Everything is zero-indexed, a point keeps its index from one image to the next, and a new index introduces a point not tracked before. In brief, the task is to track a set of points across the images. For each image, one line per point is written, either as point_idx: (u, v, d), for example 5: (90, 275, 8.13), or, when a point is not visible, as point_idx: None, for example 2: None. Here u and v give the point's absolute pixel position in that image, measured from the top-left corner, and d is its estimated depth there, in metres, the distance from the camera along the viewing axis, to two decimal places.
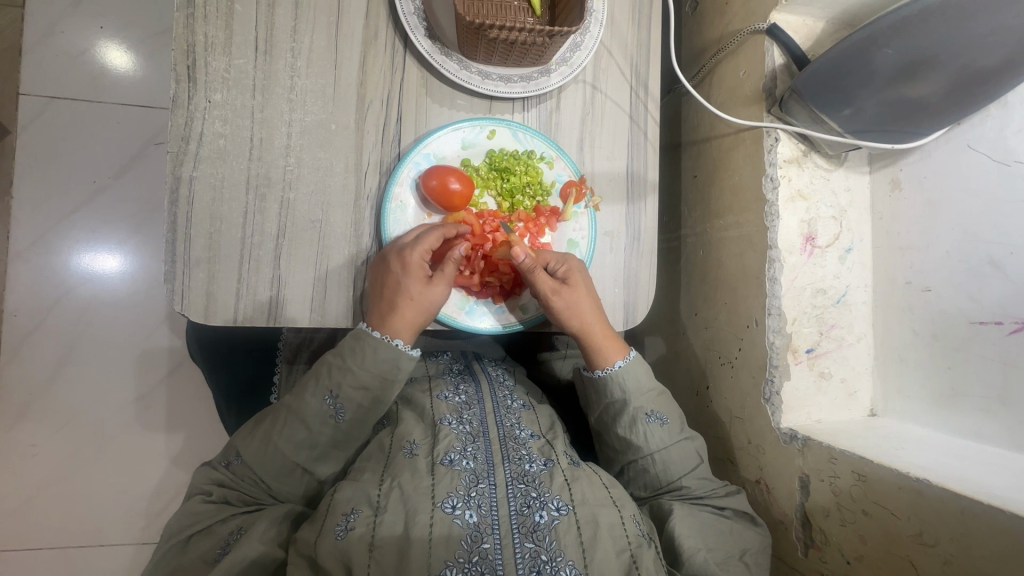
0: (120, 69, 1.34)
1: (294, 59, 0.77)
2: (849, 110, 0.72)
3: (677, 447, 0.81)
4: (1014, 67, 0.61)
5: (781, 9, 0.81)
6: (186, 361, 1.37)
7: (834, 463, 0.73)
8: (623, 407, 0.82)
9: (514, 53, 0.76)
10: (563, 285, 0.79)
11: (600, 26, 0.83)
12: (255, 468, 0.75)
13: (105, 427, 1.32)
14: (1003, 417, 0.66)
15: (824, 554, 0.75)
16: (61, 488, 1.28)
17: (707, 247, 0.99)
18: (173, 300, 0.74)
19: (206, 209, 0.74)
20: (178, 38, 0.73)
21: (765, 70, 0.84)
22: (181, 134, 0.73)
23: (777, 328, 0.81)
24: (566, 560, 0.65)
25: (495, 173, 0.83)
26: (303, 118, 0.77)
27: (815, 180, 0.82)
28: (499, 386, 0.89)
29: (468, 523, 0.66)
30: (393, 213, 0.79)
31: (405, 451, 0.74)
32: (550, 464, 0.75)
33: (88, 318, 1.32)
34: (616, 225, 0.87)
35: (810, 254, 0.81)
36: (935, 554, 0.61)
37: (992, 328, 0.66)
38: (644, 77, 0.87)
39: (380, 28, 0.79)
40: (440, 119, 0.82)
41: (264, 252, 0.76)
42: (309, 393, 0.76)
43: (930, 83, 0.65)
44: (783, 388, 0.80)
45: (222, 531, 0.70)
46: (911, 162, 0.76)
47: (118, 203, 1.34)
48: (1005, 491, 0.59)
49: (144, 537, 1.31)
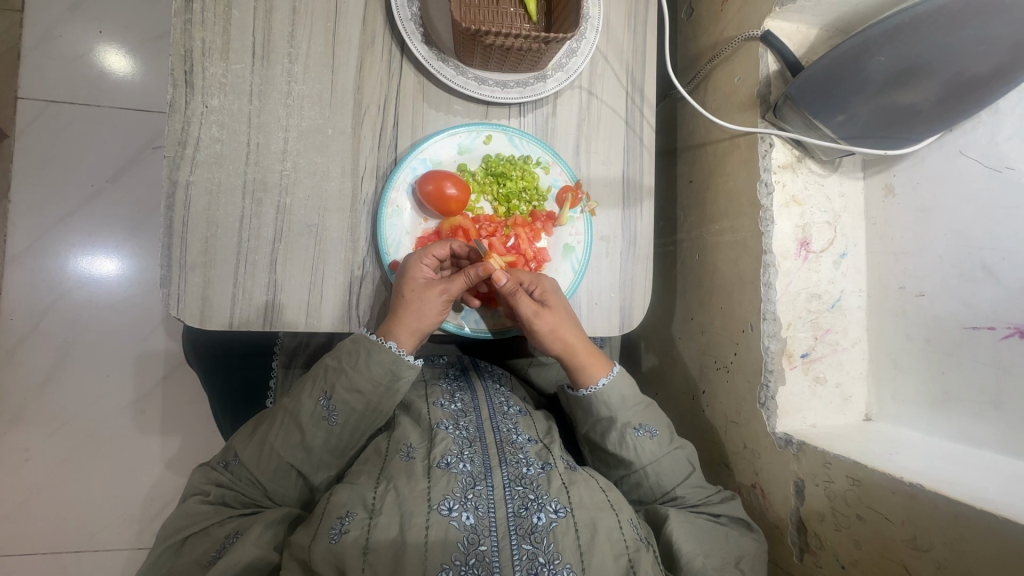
0: (119, 74, 1.34)
1: (292, 65, 0.77)
2: (842, 116, 0.72)
3: (669, 458, 0.81)
4: (1004, 75, 0.62)
5: (776, 16, 0.81)
6: (182, 365, 1.37)
7: (829, 467, 0.73)
8: (611, 423, 0.82)
9: (510, 60, 0.77)
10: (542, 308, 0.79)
11: (596, 31, 0.83)
12: (250, 469, 0.75)
13: (101, 430, 1.31)
14: (997, 420, 0.66)
15: (819, 559, 0.75)
16: (56, 491, 1.28)
17: (702, 251, 0.99)
18: (169, 305, 0.74)
19: (203, 213, 0.74)
20: (176, 44, 0.74)
21: (760, 76, 0.84)
22: (179, 138, 0.73)
23: (772, 332, 0.81)
24: (564, 562, 0.65)
25: (492, 178, 0.84)
26: (300, 122, 0.77)
27: (810, 185, 0.82)
28: (495, 392, 0.89)
29: (465, 525, 0.66)
30: (390, 218, 0.79)
31: (402, 455, 0.74)
32: (548, 466, 0.75)
33: (85, 321, 1.32)
34: (612, 229, 0.88)
35: (805, 259, 0.81)
36: (929, 558, 0.61)
37: (986, 333, 0.67)
38: (640, 83, 0.88)
39: (377, 34, 0.80)
40: (437, 124, 0.83)
41: (260, 256, 0.76)
42: (305, 394, 0.77)
43: (923, 90, 0.65)
44: (778, 393, 0.80)
45: (218, 534, 0.70)
46: (904, 168, 0.77)
47: (115, 206, 1.35)
48: (998, 495, 0.59)
49: (139, 542, 1.30)
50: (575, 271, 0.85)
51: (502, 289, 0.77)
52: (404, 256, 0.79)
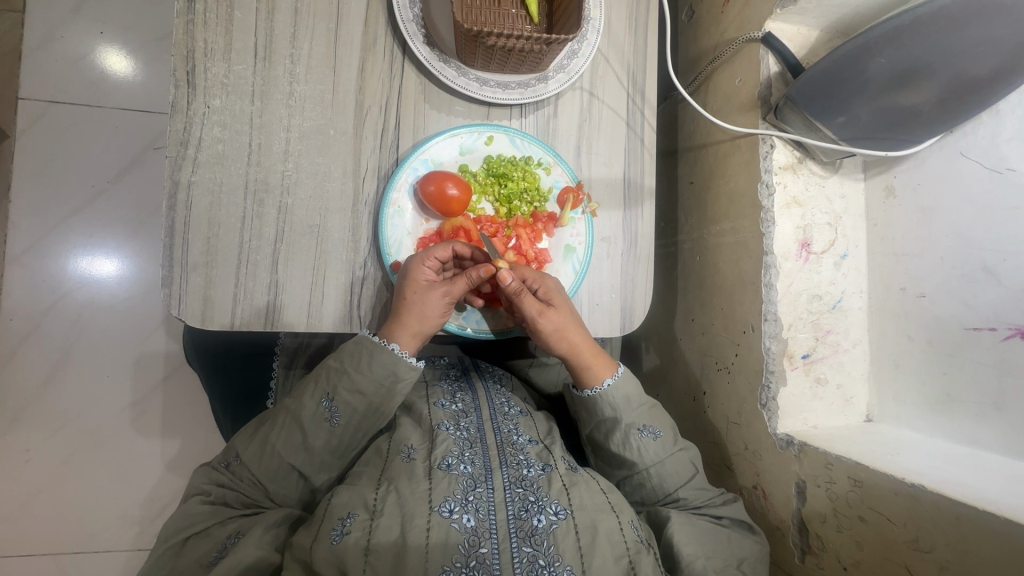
0: (120, 74, 1.34)
1: (293, 65, 0.77)
2: (843, 118, 0.72)
3: (672, 459, 0.81)
4: (1004, 77, 0.62)
5: (777, 17, 0.82)
6: (182, 365, 1.37)
7: (830, 468, 0.73)
8: (615, 423, 0.82)
9: (511, 61, 0.77)
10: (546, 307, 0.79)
11: (597, 33, 0.83)
12: (252, 469, 0.75)
13: (101, 431, 1.31)
14: (998, 421, 0.66)
15: (820, 560, 0.75)
16: (56, 492, 1.28)
17: (703, 252, 1.00)
18: (170, 305, 0.74)
19: (204, 213, 0.74)
20: (178, 44, 0.74)
21: (761, 77, 0.85)
22: (180, 139, 0.74)
23: (773, 333, 0.81)
24: (564, 564, 0.65)
25: (493, 178, 0.84)
26: (302, 123, 0.78)
27: (810, 187, 0.82)
28: (496, 393, 0.89)
29: (466, 527, 0.66)
30: (391, 218, 0.79)
31: (403, 456, 0.74)
32: (549, 468, 0.75)
33: (85, 322, 1.32)
34: (613, 230, 0.88)
35: (806, 260, 0.81)
36: (931, 559, 0.61)
37: (987, 334, 0.67)
38: (641, 84, 0.88)
39: (379, 34, 0.80)
40: (439, 125, 0.83)
41: (261, 257, 0.76)
42: (307, 395, 0.77)
43: (924, 91, 0.65)
44: (779, 394, 0.80)
45: (220, 534, 0.70)
46: (905, 169, 0.77)
47: (115, 207, 1.35)
48: (999, 496, 0.59)
49: (138, 543, 1.30)
50: (576, 272, 0.85)
51: (506, 288, 0.76)
52: (405, 257, 0.80)
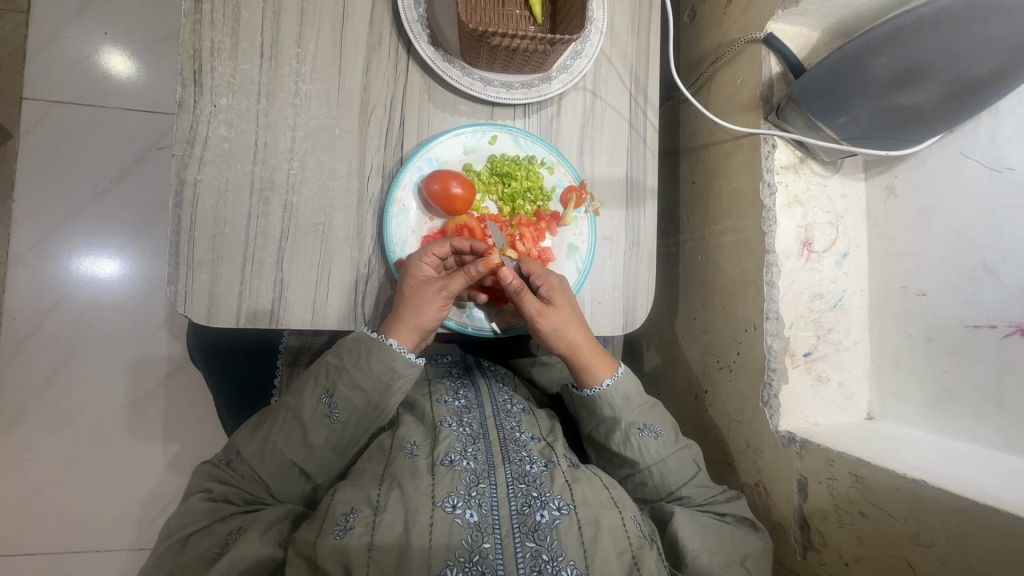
0: (124, 75, 1.35)
1: (299, 64, 0.78)
2: (844, 117, 0.73)
3: (674, 457, 0.82)
4: (1003, 77, 0.63)
5: (779, 18, 0.82)
6: (184, 365, 1.37)
7: (831, 464, 0.73)
8: (615, 422, 0.83)
9: (516, 61, 0.77)
10: (546, 306, 0.79)
11: (600, 34, 0.84)
12: (253, 466, 0.76)
13: (103, 429, 1.31)
14: (998, 418, 0.66)
15: (822, 556, 0.75)
16: (57, 490, 1.28)
17: (705, 252, 1.00)
18: (176, 302, 0.74)
19: (210, 211, 0.75)
20: (185, 44, 0.74)
21: (763, 78, 0.85)
22: (187, 137, 0.74)
23: (775, 331, 0.81)
24: (567, 560, 0.65)
25: (497, 178, 0.84)
26: (307, 122, 0.78)
27: (812, 186, 0.83)
28: (498, 390, 0.89)
29: (469, 522, 0.66)
30: (395, 217, 0.80)
31: (406, 452, 0.75)
32: (551, 465, 0.76)
33: (88, 320, 1.33)
34: (615, 230, 0.88)
35: (807, 259, 0.82)
36: (932, 554, 0.62)
37: (987, 331, 0.67)
38: (643, 85, 0.89)
39: (384, 35, 0.81)
40: (443, 124, 0.84)
41: (266, 254, 0.77)
42: (307, 391, 0.77)
43: (924, 91, 0.66)
44: (781, 392, 0.81)
45: (222, 530, 0.70)
46: (906, 168, 0.78)
47: (118, 207, 1.35)
48: (1000, 491, 0.59)
49: (139, 542, 1.30)
50: (578, 271, 0.86)
51: (508, 287, 0.78)
52: (408, 255, 0.80)
